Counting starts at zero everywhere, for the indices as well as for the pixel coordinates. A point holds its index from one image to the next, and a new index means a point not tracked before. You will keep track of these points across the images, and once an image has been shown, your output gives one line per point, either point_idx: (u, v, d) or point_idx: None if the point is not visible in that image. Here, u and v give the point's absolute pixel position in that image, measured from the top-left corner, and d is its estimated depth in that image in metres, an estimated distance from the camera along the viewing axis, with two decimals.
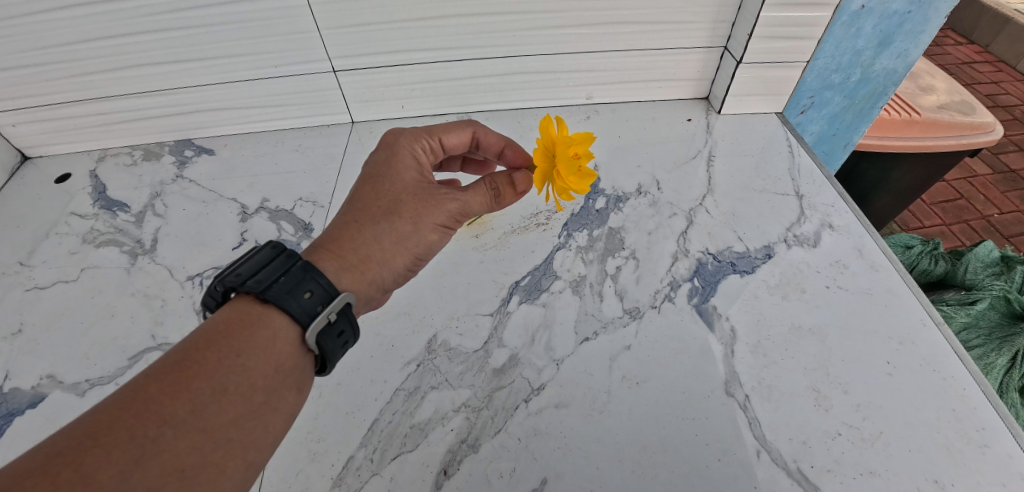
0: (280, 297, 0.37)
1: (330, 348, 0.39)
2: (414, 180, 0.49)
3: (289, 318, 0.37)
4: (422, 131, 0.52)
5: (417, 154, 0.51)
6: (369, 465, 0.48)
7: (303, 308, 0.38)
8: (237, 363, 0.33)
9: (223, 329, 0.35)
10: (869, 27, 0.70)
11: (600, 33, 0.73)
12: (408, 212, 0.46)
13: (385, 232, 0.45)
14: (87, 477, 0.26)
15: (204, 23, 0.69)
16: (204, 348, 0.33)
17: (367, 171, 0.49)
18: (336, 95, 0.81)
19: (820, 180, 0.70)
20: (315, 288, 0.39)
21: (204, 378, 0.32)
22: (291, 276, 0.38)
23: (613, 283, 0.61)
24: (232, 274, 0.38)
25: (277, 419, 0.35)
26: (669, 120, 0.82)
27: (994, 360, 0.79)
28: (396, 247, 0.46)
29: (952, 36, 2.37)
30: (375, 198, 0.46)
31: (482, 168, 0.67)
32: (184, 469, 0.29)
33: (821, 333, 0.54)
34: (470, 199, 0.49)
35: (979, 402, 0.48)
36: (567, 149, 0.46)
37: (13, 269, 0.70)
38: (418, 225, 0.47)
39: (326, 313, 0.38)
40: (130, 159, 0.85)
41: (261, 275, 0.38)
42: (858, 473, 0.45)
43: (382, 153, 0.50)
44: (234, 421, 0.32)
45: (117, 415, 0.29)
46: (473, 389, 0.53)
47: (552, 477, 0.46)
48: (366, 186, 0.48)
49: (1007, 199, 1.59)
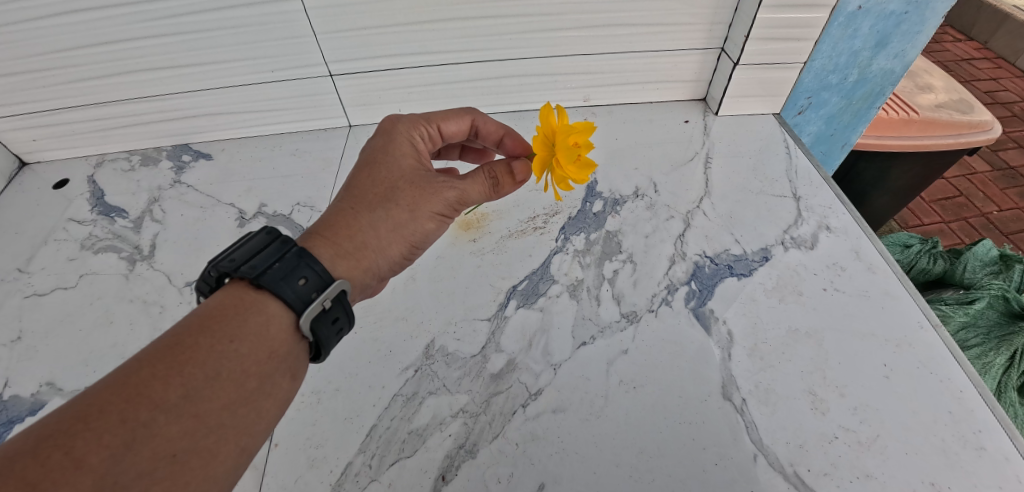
0: (275, 283, 0.37)
1: (324, 335, 0.39)
2: (412, 167, 0.49)
3: (283, 304, 0.37)
4: (421, 118, 0.52)
5: (416, 141, 0.51)
6: (368, 471, 0.48)
7: (297, 294, 0.37)
8: (229, 349, 0.34)
9: (216, 314, 0.35)
10: (865, 29, 0.70)
11: (597, 36, 0.73)
12: (405, 200, 0.46)
13: (381, 220, 0.45)
14: (78, 460, 0.26)
15: (200, 28, 0.69)
16: (197, 333, 0.33)
17: (365, 158, 0.49)
18: (332, 99, 0.81)
19: (817, 181, 0.70)
20: (310, 275, 0.38)
21: (197, 363, 0.32)
22: (286, 262, 0.38)
23: (611, 287, 0.61)
24: (227, 259, 0.38)
25: (270, 405, 0.35)
26: (666, 122, 0.81)
27: (993, 360, 0.79)
28: (393, 234, 0.46)
29: (951, 32, 2.35)
30: (373, 185, 0.46)
31: (482, 154, 0.67)
32: (176, 453, 0.29)
33: (818, 336, 0.54)
34: (468, 187, 0.49)
35: (976, 403, 0.48)
36: (567, 137, 0.46)
37: (12, 276, 0.70)
38: (415, 213, 0.47)
39: (321, 299, 0.38)
40: (127, 164, 0.85)
41: (255, 260, 0.38)
42: (854, 476, 0.45)
43: (380, 139, 0.50)
44: (226, 406, 0.32)
45: (109, 398, 0.29)
46: (471, 394, 0.53)
47: (550, 481, 0.46)
48: (363, 174, 0.47)
49: (1007, 196, 1.59)
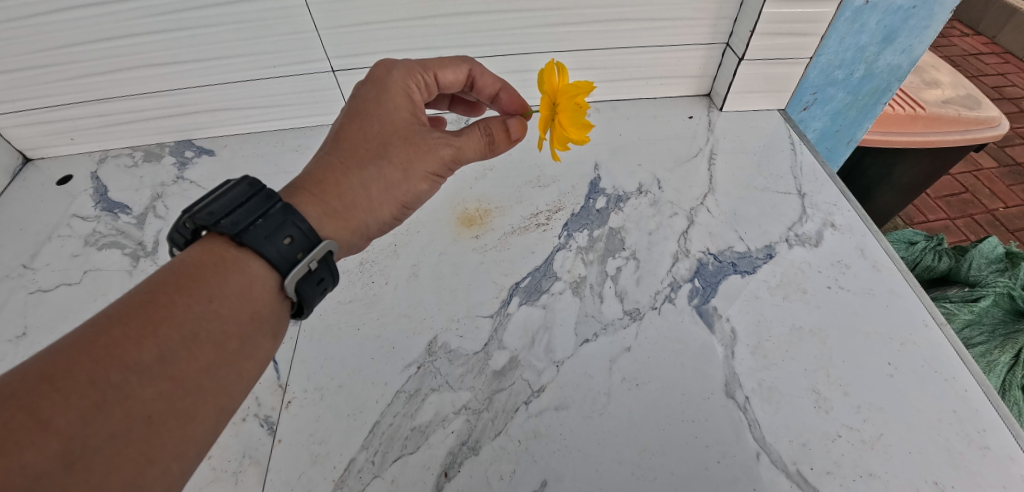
0: (257, 241, 0.36)
1: (309, 294, 0.40)
2: (405, 120, 0.48)
3: (266, 263, 0.37)
4: (417, 65, 0.51)
5: (410, 90, 0.49)
6: (371, 467, 0.48)
7: (282, 253, 0.38)
8: (208, 309, 0.34)
9: (194, 271, 0.35)
10: (873, 24, 0.69)
11: (600, 31, 0.72)
12: (397, 158, 0.46)
13: (373, 179, 0.45)
14: (44, 421, 0.25)
15: (202, 24, 0.69)
16: (172, 292, 0.33)
17: (353, 106, 0.48)
18: (335, 95, 0.81)
19: (822, 178, 0.70)
20: (295, 234, 0.38)
21: (172, 324, 0.32)
22: (270, 219, 0.37)
23: (614, 284, 0.61)
24: (204, 212, 0.37)
25: (250, 366, 0.35)
26: (670, 118, 0.81)
27: (998, 358, 0.78)
28: (385, 195, 0.46)
29: (959, 27, 2.33)
30: (365, 141, 0.46)
31: (471, 107, 0.67)
32: (152, 414, 0.29)
33: (822, 334, 0.54)
34: (463, 144, 0.49)
35: (980, 402, 0.48)
36: (571, 96, 0.46)
37: (16, 272, 0.70)
38: (408, 172, 0.47)
39: (307, 261, 0.38)
40: (130, 160, 0.85)
41: (236, 215, 0.37)
42: (857, 475, 0.45)
43: (371, 89, 0.49)
44: (204, 369, 0.32)
45: (77, 358, 0.28)
46: (473, 391, 0.53)
47: (552, 479, 0.46)
48: (354, 125, 0.47)
49: (1013, 193, 1.58)
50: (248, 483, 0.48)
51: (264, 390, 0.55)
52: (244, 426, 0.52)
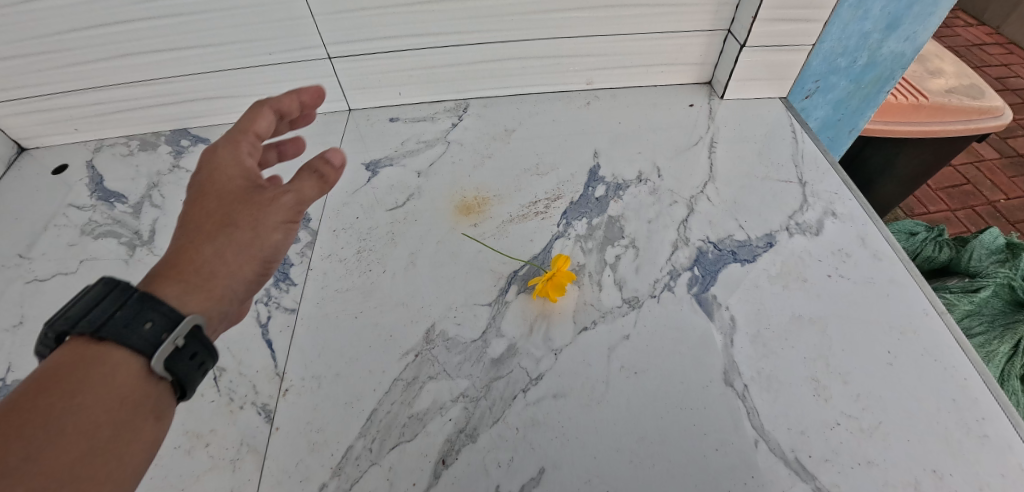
0: (117, 332, 0.33)
1: (189, 373, 0.36)
2: (239, 187, 0.44)
3: (132, 350, 0.33)
4: (235, 131, 0.46)
5: (243, 160, 0.46)
6: (368, 455, 0.48)
7: (147, 337, 0.34)
8: (108, 366, 0.33)
9: (70, 359, 0.32)
10: (877, 10, 0.68)
11: (600, 17, 0.71)
12: (246, 221, 0.43)
13: (225, 247, 0.42)
14: None
15: (196, 10, 0.68)
16: (64, 363, 0.32)
17: (193, 189, 0.44)
18: (332, 83, 0.80)
19: (824, 167, 0.69)
20: (158, 316, 0.35)
21: (74, 384, 0.31)
22: (130, 309, 0.34)
23: (613, 272, 0.60)
24: (63, 317, 0.33)
25: (161, 416, 0.35)
26: (671, 106, 0.80)
27: (997, 348, 0.78)
28: (245, 257, 0.43)
29: (963, 17, 2.30)
30: (206, 217, 0.42)
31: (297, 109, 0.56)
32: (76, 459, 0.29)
33: (822, 323, 0.54)
34: (301, 187, 0.46)
35: (980, 391, 0.48)
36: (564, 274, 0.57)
37: (12, 262, 0.70)
38: (259, 231, 0.43)
39: (173, 339, 0.34)
40: (126, 149, 0.85)
41: (94, 313, 0.33)
42: (856, 463, 0.45)
43: (203, 173, 0.45)
44: (80, 458, 0.29)
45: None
46: (471, 379, 0.52)
47: (550, 466, 0.46)
48: (196, 205, 0.43)
49: (1014, 184, 1.57)
50: (246, 470, 0.48)
51: (263, 378, 0.55)
52: (243, 414, 0.52)
